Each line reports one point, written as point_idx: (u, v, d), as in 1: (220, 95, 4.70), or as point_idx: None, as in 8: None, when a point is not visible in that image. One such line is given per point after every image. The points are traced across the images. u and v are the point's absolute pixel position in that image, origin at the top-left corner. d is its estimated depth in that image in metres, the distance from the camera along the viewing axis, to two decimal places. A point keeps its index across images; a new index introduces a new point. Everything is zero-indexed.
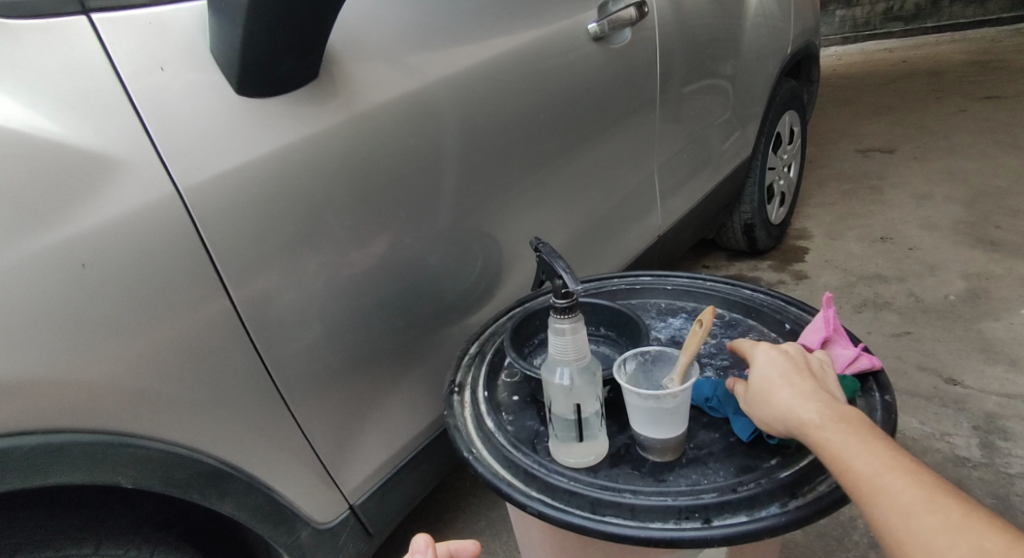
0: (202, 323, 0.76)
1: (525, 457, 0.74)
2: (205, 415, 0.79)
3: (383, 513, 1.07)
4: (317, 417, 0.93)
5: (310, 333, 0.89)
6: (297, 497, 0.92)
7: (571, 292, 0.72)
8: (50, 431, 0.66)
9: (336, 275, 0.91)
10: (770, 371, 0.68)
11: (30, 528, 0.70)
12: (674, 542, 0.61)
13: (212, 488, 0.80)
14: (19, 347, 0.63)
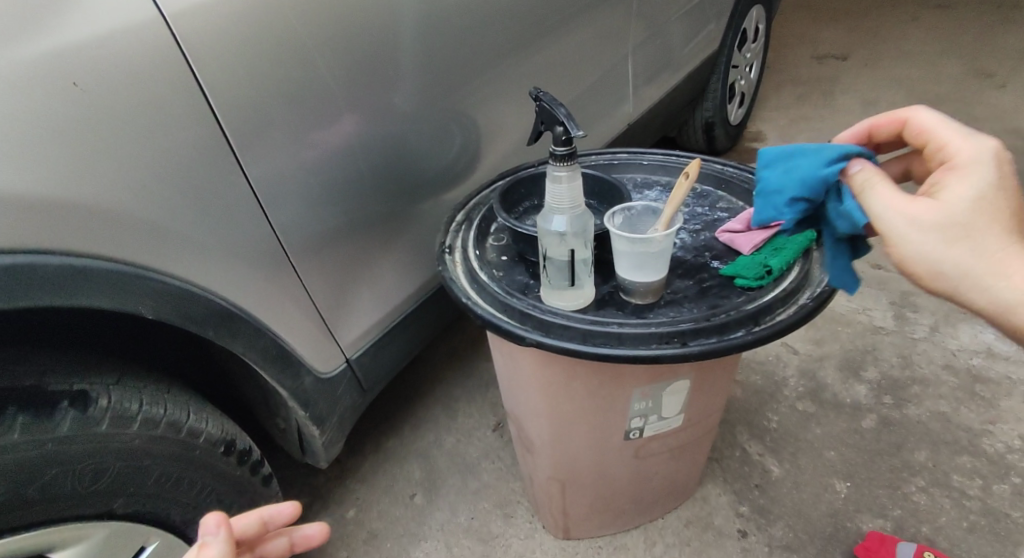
0: (207, 167, 0.79)
1: (518, 300, 0.82)
2: (214, 258, 0.83)
3: (375, 368, 1.16)
4: (315, 275, 0.99)
5: (306, 194, 0.93)
6: (300, 348, 1.00)
7: (571, 142, 0.77)
8: (72, 255, 0.69)
9: (331, 132, 0.93)
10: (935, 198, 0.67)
11: (58, 354, 0.74)
12: (658, 359, 0.72)
13: (223, 326, 0.86)
14: (32, 170, 0.63)
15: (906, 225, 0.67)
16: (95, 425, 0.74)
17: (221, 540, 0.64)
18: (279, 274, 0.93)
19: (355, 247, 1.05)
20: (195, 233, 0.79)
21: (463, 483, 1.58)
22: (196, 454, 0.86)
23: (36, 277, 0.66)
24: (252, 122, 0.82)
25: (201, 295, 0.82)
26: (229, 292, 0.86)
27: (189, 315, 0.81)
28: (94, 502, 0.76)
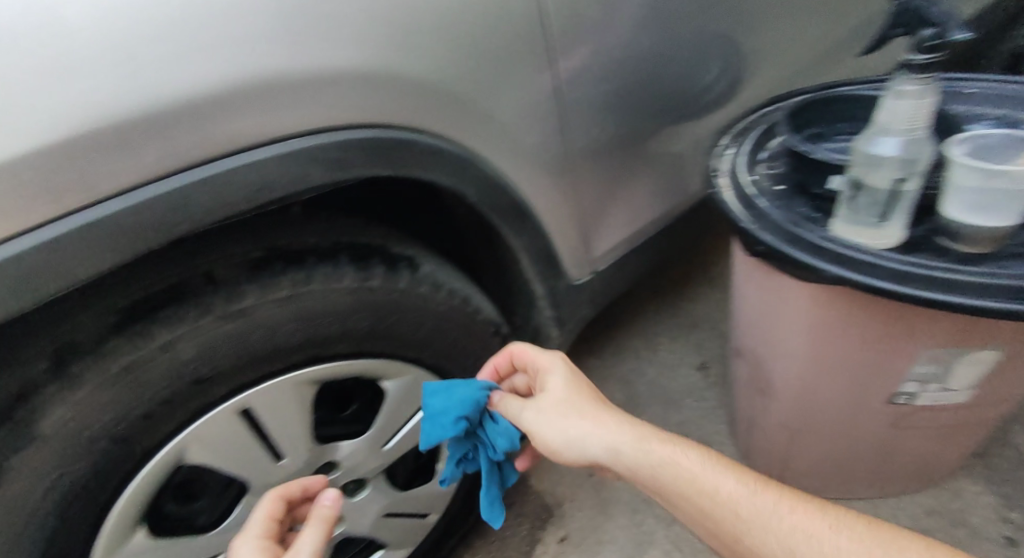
0: (516, 74, 0.87)
1: (827, 240, 0.84)
2: (514, 157, 0.93)
3: (611, 281, 1.27)
4: (579, 189, 1.07)
5: (581, 112, 1.00)
6: (564, 253, 1.12)
7: (944, 48, 0.79)
8: (417, 131, 0.78)
9: (608, 51, 0.99)
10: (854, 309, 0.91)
11: (360, 232, 0.94)
12: (1013, 314, 0.73)
13: (515, 221, 0.97)
14: (384, 48, 0.72)
15: (606, 441, 0.88)
16: (419, 284, 0.99)
17: (314, 527, 0.91)
18: (552, 184, 1.01)
19: (616, 167, 1.12)
20: (507, 134, 0.90)
21: (664, 415, 1.61)
22: (476, 327, 1.10)
23: (415, 150, 0.78)
24: (541, 40, 0.89)
25: (510, 189, 0.94)
26: (527, 192, 0.98)
27: (497, 205, 0.93)
28: (414, 349, 1.03)
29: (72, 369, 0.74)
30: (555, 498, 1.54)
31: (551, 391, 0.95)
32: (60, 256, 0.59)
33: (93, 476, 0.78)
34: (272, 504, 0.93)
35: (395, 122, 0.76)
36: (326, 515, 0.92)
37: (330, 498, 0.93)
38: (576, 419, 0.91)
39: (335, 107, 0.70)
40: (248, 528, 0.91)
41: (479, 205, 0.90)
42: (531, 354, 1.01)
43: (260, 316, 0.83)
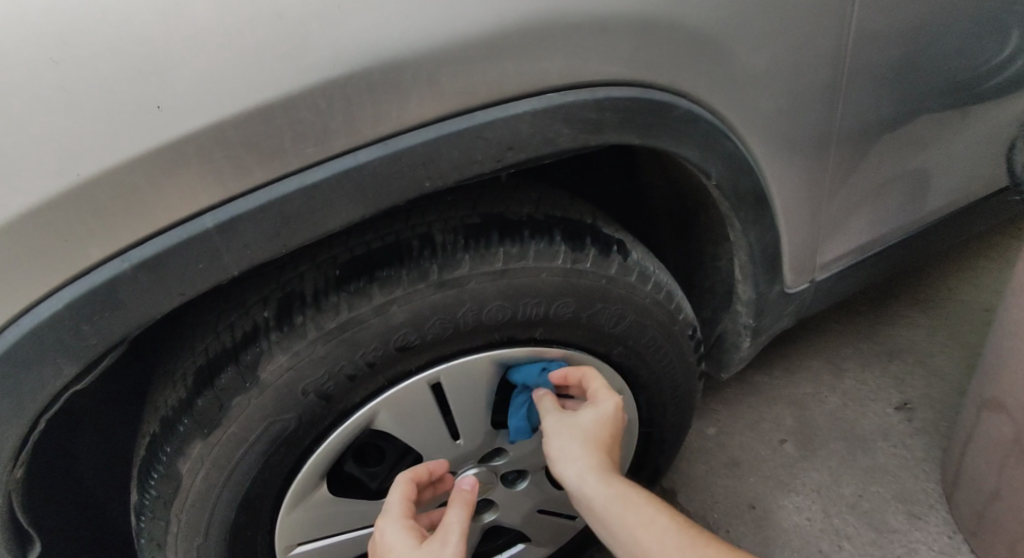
0: (787, 58, 0.82)
1: None
2: (766, 147, 0.88)
3: (823, 294, 1.18)
4: (826, 194, 1.01)
5: (862, 109, 0.94)
6: (786, 257, 1.05)
7: None
8: (684, 107, 0.77)
9: (884, 41, 0.90)
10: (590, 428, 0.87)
11: (564, 220, 0.90)
12: None
13: (750, 214, 0.94)
14: (675, 19, 0.71)
15: (578, 469, 0.84)
16: (629, 272, 0.92)
17: (458, 508, 0.84)
18: (805, 186, 0.97)
19: (861, 174, 1.04)
20: (775, 119, 0.86)
21: (850, 454, 1.48)
22: (675, 328, 1.02)
23: (672, 119, 0.76)
24: (844, 33, 0.85)
25: (754, 177, 0.90)
26: (772, 186, 0.93)
27: (740, 192, 0.89)
28: (608, 344, 0.96)
29: (294, 318, 0.78)
30: (709, 523, 1.39)
31: (575, 418, 0.87)
32: (324, 198, 0.62)
33: (299, 423, 0.83)
34: (406, 486, 0.88)
35: (662, 85, 0.74)
36: (467, 499, 0.86)
37: (468, 483, 0.87)
38: (575, 444, 0.86)
39: (626, 65, 0.70)
40: (388, 508, 0.85)
41: (720, 189, 0.87)
42: (597, 388, 0.89)
43: (472, 287, 0.81)
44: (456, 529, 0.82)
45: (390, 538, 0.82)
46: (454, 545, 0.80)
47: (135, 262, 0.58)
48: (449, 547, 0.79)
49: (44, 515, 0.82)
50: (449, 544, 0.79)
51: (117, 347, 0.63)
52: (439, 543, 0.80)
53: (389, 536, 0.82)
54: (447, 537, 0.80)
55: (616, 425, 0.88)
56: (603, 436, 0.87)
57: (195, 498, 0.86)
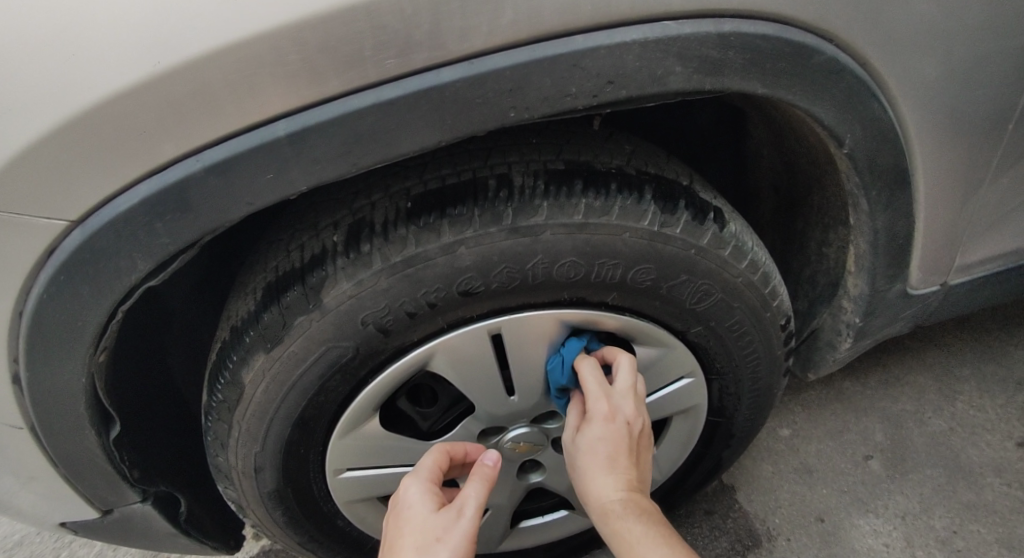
0: (971, 11, 0.68)
1: None
2: (922, 117, 0.75)
3: (947, 303, 1.04)
4: (982, 183, 0.86)
5: None
6: (918, 252, 0.91)
7: None
8: (827, 56, 0.66)
9: None
10: (603, 445, 0.83)
11: (660, 178, 0.82)
12: None
13: (883, 195, 0.81)
14: None
15: (597, 500, 0.83)
16: (723, 246, 0.83)
17: (477, 482, 0.82)
18: (961, 171, 0.83)
19: None
20: (942, 81, 0.72)
21: (949, 484, 1.33)
22: (765, 315, 0.92)
23: (807, 69, 0.66)
24: None
25: (898, 150, 0.77)
26: (920, 164, 0.80)
27: (876, 166, 0.77)
28: (686, 321, 0.88)
29: (361, 246, 0.76)
30: (768, 528, 1.30)
31: (585, 436, 0.84)
32: (399, 118, 0.57)
33: (356, 353, 0.82)
34: (437, 456, 0.87)
35: (802, 23, 0.63)
36: (487, 475, 0.83)
37: (490, 459, 0.85)
38: (588, 469, 0.84)
39: None
40: (417, 469, 0.85)
41: (852, 158, 0.75)
42: (591, 406, 0.83)
43: (547, 238, 0.76)
44: (473, 503, 0.79)
45: (412, 497, 0.82)
46: (468, 520, 0.77)
47: (208, 163, 0.57)
48: (463, 521, 0.77)
49: (124, 402, 0.84)
50: (463, 517, 0.77)
51: (189, 250, 0.62)
52: (454, 513, 0.78)
53: (411, 496, 0.82)
54: (463, 510, 0.78)
55: (620, 440, 0.84)
56: (608, 457, 0.83)
57: (253, 410, 0.88)
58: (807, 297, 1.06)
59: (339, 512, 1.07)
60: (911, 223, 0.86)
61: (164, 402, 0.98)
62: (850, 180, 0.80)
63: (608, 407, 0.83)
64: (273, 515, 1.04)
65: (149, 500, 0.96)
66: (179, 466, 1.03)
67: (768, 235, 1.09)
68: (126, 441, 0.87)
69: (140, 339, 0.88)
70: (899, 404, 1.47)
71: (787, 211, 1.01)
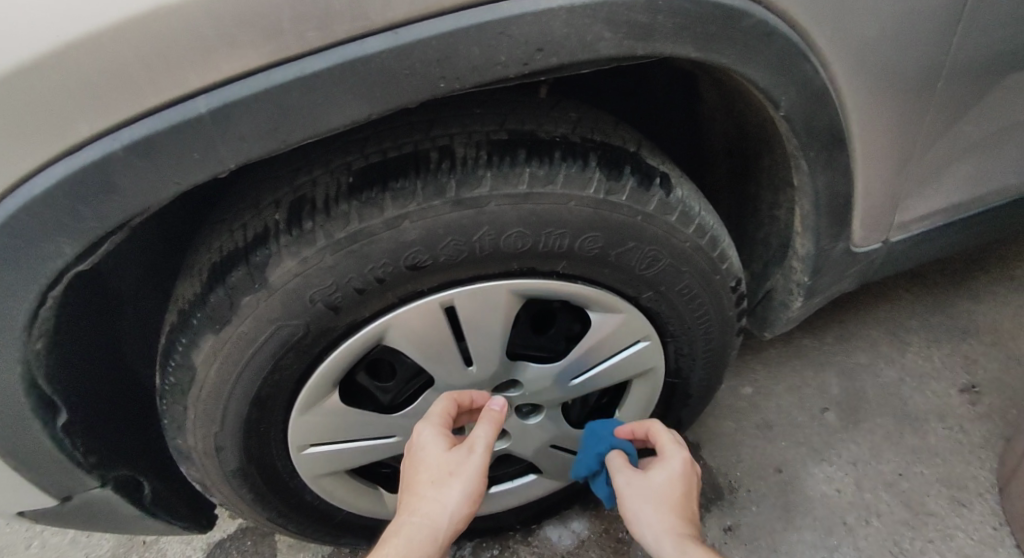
0: None
1: None
2: (857, 77, 0.76)
3: (894, 258, 1.06)
4: (921, 141, 0.87)
5: (982, 40, 0.79)
6: (860, 210, 0.93)
7: None
8: (756, 19, 0.66)
9: None
10: (670, 487, 0.94)
11: (604, 145, 0.82)
12: None
13: (822, 156, 0.82)
14: None
15: (656, 531, 0.90)
16: (670, 211, 0.84)
17: (487, 424, 0.89)
18: (898, 130, 0.84)
19: (965, 123, 0.89)
20: (874, 42, 0.73)
21: (897, 430, 1.39)
22: (715, 278, 0.94)
23: (739, 32, 0.66)
24: None
25: (834, 110, 0.77)
26: (857, 125, 0.81)
27: (813, 128, 0.78)
28: (637, 287, 0.89)
29: (303, 223, 0.75)
30: (729, 481, 1.35)
31: (652, 480, 0.95)
32: (326, 92, 0.56)
33: (307, 331, 0.81)
34: (447, 402, 0.91)
35: None
36: (496, 418, 0.90)
37: (498, 404, 0.91)
38: (651, 506, 0.92)
39: None
40: (428, 414, 0.89)
41: (789, 121, 0.76)
42: (665, 448, 0.98)
43: (492, 209, 0.75)
44: (483, 442, 0.89)
45: (425, 439, 0.88)
46: (479, 457, 0.89)
47: (126, 142, 0.54)
48: (474, 456, 0.89)
49: (71, 389, 0.83)
50: (475, 454, 0.88)
51: (117, 234, 0.61)
52: (467, 451, 0.89)
53: (424, 438, 0.88)
54: (474, 447, 0.89)
55: (690, 481, 0.97)
56: (676, 491, 0.94)
57: (208, 391, 0.87)
58: (761, 258, 1.08)
59: (306, 488, 1.08)
60: (852, 182, 0.88)
61: (119, 388, 0.97)
62: (789, 142, 0.80)
63: (685, 451, 0.98)
64: (239, 493, 1.04)
65: (109, 486, 0.96)
66: (138, 451, 1.02)
67: (722, 198, 1.10)
68: (79, 427, 0.86)
69: (86, 325, 0.86)
70: (854, 357, 1.52)
71: (739, 174, 1.03)
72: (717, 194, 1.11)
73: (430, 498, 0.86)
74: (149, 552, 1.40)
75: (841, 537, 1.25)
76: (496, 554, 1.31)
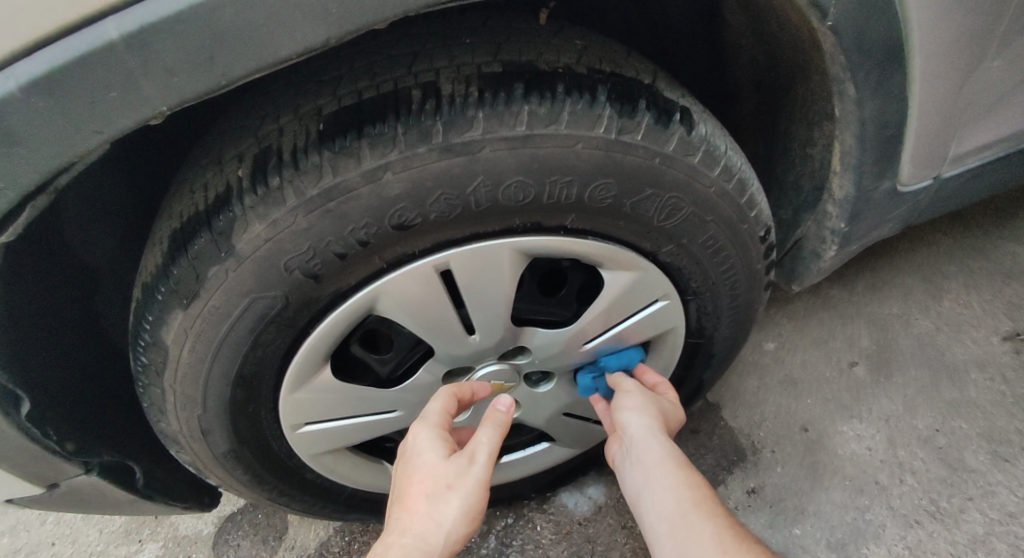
0: None
1: None
2: None
3: (941, 198, 0.95)
4: (985, 59, 0.76)
5: None
6: (912, 143, 0.82)
7: None
8: None
9: None
10: (665, 403, 0.92)
11: (613, 77, 0.71)
12: None
13: (872, 79, 0.71)
14: None
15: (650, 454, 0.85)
16: (692, 151, 0.73)
17: (491, 428, 0.81)
18: (962, 45, 0.72)
19: None
20: None
21: (934, 383, 1.30)
22: (743, 227, 0.83)
23: None
24: None
25: (889, 21, 0.66)
26: (917, 40, 0.69)
27: (864, 44, 0.67)
28: (655, 241, 0.79)
29: (269, 179, 0.65)
30: (753, 441, 1.26)
31: (656, 395, 0.92)
32: (265, 9, 0.47)
33: (286, 304, 0.71)
34: (447, 399, 0.82)
35: None
36: (501, 420, 0.82)
37: (504, 404, 0.83)
38: (647, 425, 0.87)
39: None
40: (425, 414, 0.81)
41: (836, 35, 0.65)
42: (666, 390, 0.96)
43: (488, 155, 0.65)
44: (485, 449, 0.79)
45: (421, 444, 0.79)
46: (481, 466, 0.78)
47: (23, 80, 0.45)
48: (476, 466, 0.78)
49: (29, 373, 0.74)
50: (476, 464, 0.77)
51: (38, 198, 0.52)
52: (467, 460, 0.78)
53: (420, 443, 0.79)
54: (475, 456, 0.78)
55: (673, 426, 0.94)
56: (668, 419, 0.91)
57: (184, 371, 0.77)
58: (791, 202, 0.97)
59: (304, 467, 0.98)
60: (904, 110, 0.77)
61: (99, 368, 0.89)
62: (834, 63, 0.69)
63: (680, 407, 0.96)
64: (234, 474, 0.94)
65: (96, 472, 0.85)
66: (127, 433, 0.93)
67: (747, 136, 1.00)
68: (48, 413, 0.76)
69: (44, 302, 0.77)
70: (886, 307, 1.42)
71: (768, 108, 0.92)
72: (743, 132, 1.00)
73: (422, 515, 0.74)
74: (161, 528, 1.29)
75: (873, 496, 1.17)
76: (512, 521, 1.23)
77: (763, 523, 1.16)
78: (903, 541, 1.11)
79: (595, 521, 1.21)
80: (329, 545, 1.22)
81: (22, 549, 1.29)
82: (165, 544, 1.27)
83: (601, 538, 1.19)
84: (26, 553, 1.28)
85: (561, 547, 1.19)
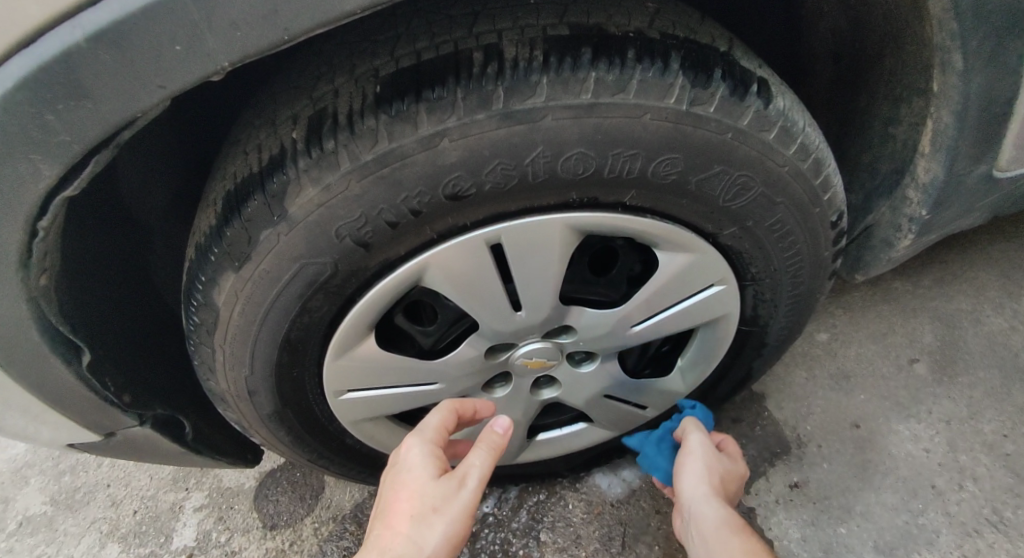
0: None
1: None
2: None
3: None
4: None
5: None
6: (1016, 125, 0.75)
7: None
8: None
9: None
10: (721, 468, 0.97)
11: (687, 43, 0.67)
12: None
13: (980, 50, 0.65)
14: None
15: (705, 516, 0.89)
16: (768, 127, 0.69)
17: (483, 451, 0.80)
18: None
19: None
20: None
21: (1003, 386, 1.22)
22: (814, 211, 0.78)
23: None
24: None
25: None
26: None
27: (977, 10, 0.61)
28: (718, 222, 0.75)
29: (324, 142, 0.63)
30: (799, 435, 1.22)
31: (715, 459, 0.97)
32: None
33: (335, 271, 0.70)
34: (444, 415, 0.83)
35: None
36: (495, 444, 0.82)
37: (500, 427, 0.83)
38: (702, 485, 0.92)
39: None
40: (422, 427, 0.81)
41: None
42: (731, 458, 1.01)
43: (550, 124, 0.62)
44: (475, 475, 0.78)
45: (413, 458, 0.79)
46: (469, 492, 0.77)
47: (89, 30, 0.44)
48: (464, 491, 0.77)
49: (90, 325, 0.75)
50: (465, 489, 0.77)
51: (102, 151, 0.51)
52: (456, 484, 0.77)
53: (413, 457, 0.79)
54: (465, 481, 0.78)
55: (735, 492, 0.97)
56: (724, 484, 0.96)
57: (233, 333, 0.77)
58: (865, 185, 0.90)
59: (344, 432, 0.98)
60: (1012, 87, 0.70)
61: (153, 323, 0.90)
62: (939, 31, 0.64)
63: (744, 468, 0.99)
64: (278, 435, 0.95)
65: (150, 423, 0.88)
66: (178, 388, 0.94)
67: (821, 112, 0.93)
68: (106, 365, 0.78)
69: (101, 256, 0.78)
70: (954, 303, 1.34)
71: (851, 81, 0.85)
72: (816, 110, 0.94)
73: (404, 535, 0.73)
74: (206, 478, 1.33)
75: (928, 500, 1.11)
76: (543, 499, 1.22)
77: (806, 519, 1.12)
78: (959, 549, 1.05)
79: (628, 505, 1.19)
80: (364, 508, 1.24)
81: (80, 488, 1.35)
82: (209, 494, 1.30)
83: (633, 522, 1.17)
84: (84, 493, 1.34)
85: (593, 528, 1.17)
